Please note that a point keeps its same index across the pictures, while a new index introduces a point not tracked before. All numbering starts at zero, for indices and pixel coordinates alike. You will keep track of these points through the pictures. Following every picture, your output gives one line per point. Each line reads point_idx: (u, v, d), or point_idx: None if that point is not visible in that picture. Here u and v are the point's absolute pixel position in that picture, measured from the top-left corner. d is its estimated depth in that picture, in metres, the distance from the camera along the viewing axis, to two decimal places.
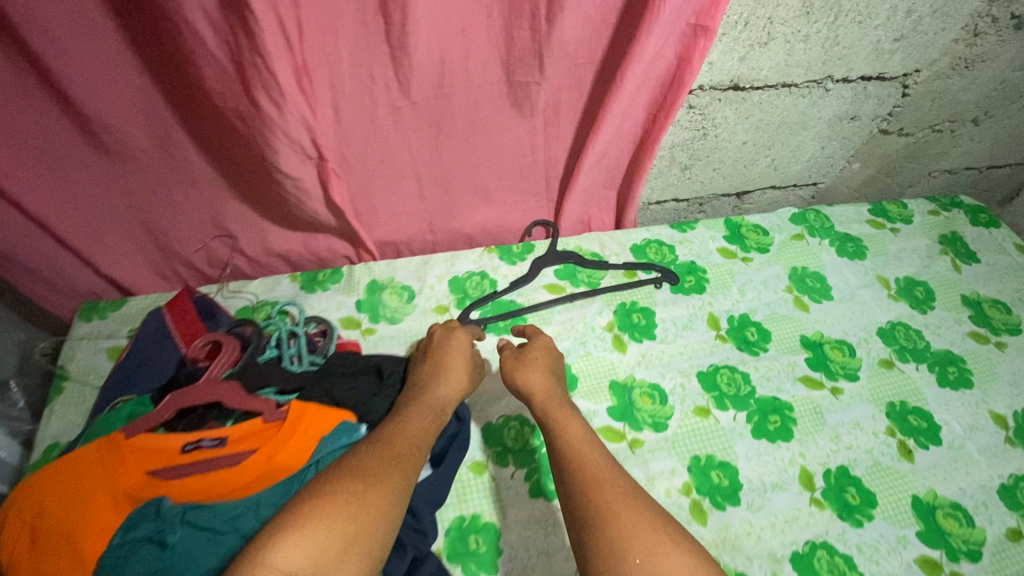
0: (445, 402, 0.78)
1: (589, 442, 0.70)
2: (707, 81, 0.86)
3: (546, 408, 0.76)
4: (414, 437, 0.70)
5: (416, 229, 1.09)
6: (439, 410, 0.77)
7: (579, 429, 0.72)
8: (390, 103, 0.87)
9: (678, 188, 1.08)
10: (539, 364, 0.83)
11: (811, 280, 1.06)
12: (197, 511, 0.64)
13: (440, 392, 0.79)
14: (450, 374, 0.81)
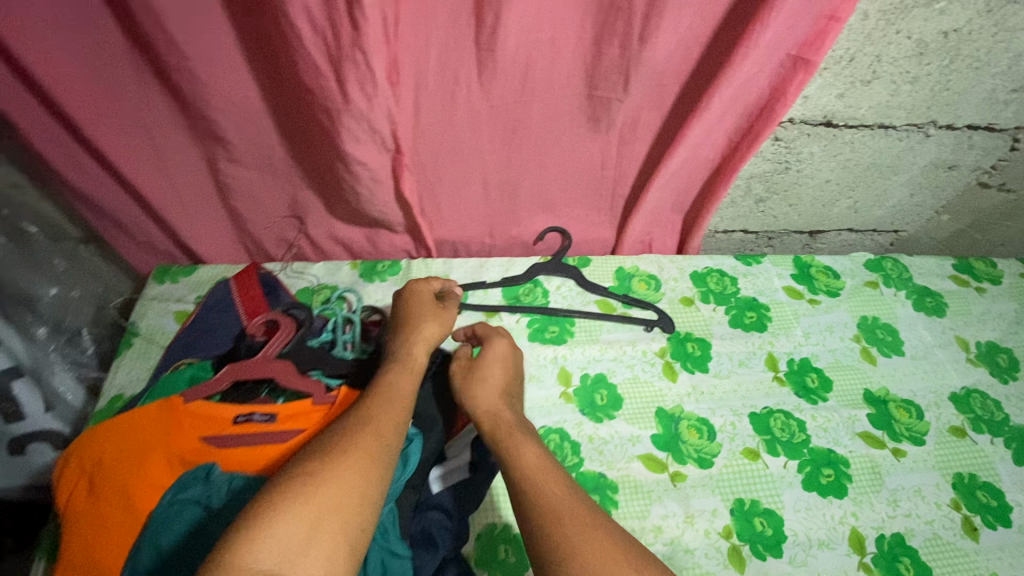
0: (414, 354, 0.76)
1: (545, 465, 0.66)
2: (799, 114, 0.83)
3: (495, 437, 0.71)
4: (388, 400, 0.67)
5: (475, 231, 1.10)
6: (411, 362, 0.75)
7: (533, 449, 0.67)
8: (469, 106, 0.88)
9: (749, 220, 1.04)
10: (494, 381, 0.78)
11: (882, 332, 1.00)
12: (243, 482, 0.67)
13: (407, 357, 0.76)
14: (416, 345, 0.78)
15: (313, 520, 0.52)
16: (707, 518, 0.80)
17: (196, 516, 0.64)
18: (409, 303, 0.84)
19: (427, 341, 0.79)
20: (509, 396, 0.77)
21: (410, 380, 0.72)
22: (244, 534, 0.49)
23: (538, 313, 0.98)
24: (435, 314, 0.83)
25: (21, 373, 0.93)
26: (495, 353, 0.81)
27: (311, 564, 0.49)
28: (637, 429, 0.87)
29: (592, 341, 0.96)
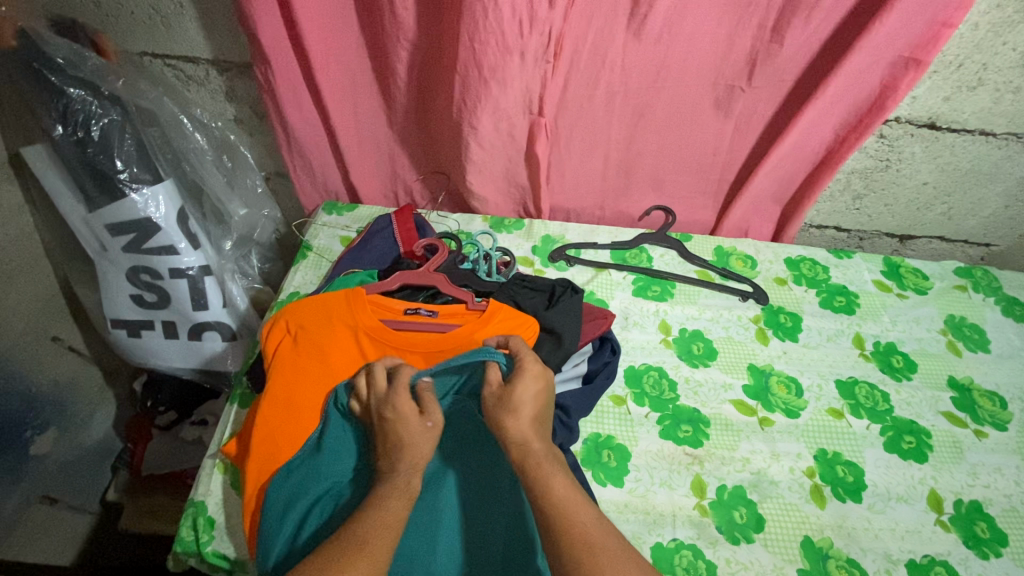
0: (409, 475, 0.69)
1: (570, 498, 0.63)
2: (905, 113, 0.95)
3: (525, 458, 0.67)
4: (383, 526, 0.61)
5: (589, 203, 1.25)
6: (408, 488, 0.67)
7: (562, 482, 0.64)
8: (608, 89, 1.04)
9: (843, 216, 1.16)
10: (524, 409, 0.71)
11: (968, 330, 1.06)
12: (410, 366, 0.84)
13: (400, 481, 0.68)
14: (405, 465, 0.69)
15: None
16: (792, 458, 0.88)
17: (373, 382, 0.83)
18: (392, 425, 0.72)
19: (417, 469, 0.70)
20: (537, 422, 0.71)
21: (404, 502, 0.66)
22: None
23: (642, 274, 1.11)
24: (423, 433, 0.72)
25: (212, 271, 1.13)
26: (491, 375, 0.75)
27: None
28: (730, 377, 0.97)
29: (691, 302, 1.08)
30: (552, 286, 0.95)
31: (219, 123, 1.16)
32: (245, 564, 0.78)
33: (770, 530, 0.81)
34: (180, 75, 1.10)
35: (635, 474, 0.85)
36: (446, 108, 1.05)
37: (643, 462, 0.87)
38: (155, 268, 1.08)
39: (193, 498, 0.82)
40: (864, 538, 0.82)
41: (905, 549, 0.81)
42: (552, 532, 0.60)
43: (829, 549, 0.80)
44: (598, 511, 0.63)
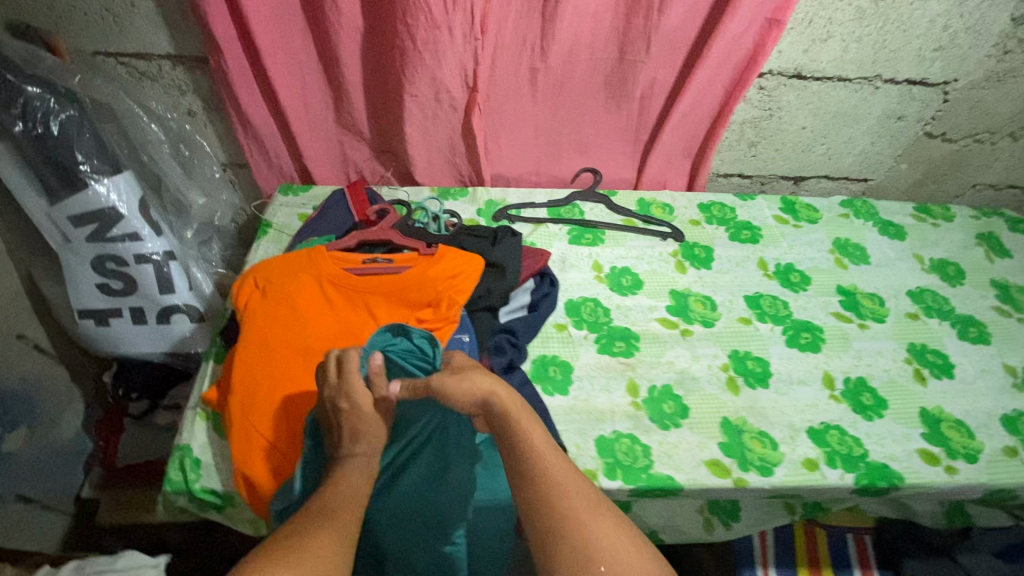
0: (369, 457, 0.76)
1: (543, 453, 0.68)
2: (776, 66, 1.13)
3: (502, 415, 0.72)
4: (348, 498, 0.68)
5: (525, 169, 1.38)
6: (368, 464, 0.75)
7: (541, 441, 0.70)
8: (530, 64, 1.18)
9: (744, 163, 1.34)
10: (499, 393, 0.74)
11: (852, 248, 1.25)
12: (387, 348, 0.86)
13: (356, 465, 0.74)
14: (360, 448, 0.76)
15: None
16: (710, 358, 1.04)
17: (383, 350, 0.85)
18: (354, 414, 0.77)
19: (372, 450, 0.76)
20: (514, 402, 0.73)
21: (366, 479, 0.73)
22: None
23: (576, 224, 1.26)
24: (382, 421, 0.79)
25: (176, 257, 1.20)
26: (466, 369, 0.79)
27: None
28: (655, 301, 1.12)
29: (619, 244, 1.23)
30: (492, 232, 1.07)
31: (174, 115, 1.23)
32: (235, 496, 0.86)
33: (694, 415, 0.95)
34: (133, 73, 1.18)
35: (579, 383, 0.99)
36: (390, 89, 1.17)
37: (585, 373, 1.00)
38: (121, 256, 1.13)
39: (179, 443, 0.89)
40: (772, 415, 0.97)
41: (805, 419, 0.97)
42: (532, 491, 0.66)
43: (743, 425, 0.95)
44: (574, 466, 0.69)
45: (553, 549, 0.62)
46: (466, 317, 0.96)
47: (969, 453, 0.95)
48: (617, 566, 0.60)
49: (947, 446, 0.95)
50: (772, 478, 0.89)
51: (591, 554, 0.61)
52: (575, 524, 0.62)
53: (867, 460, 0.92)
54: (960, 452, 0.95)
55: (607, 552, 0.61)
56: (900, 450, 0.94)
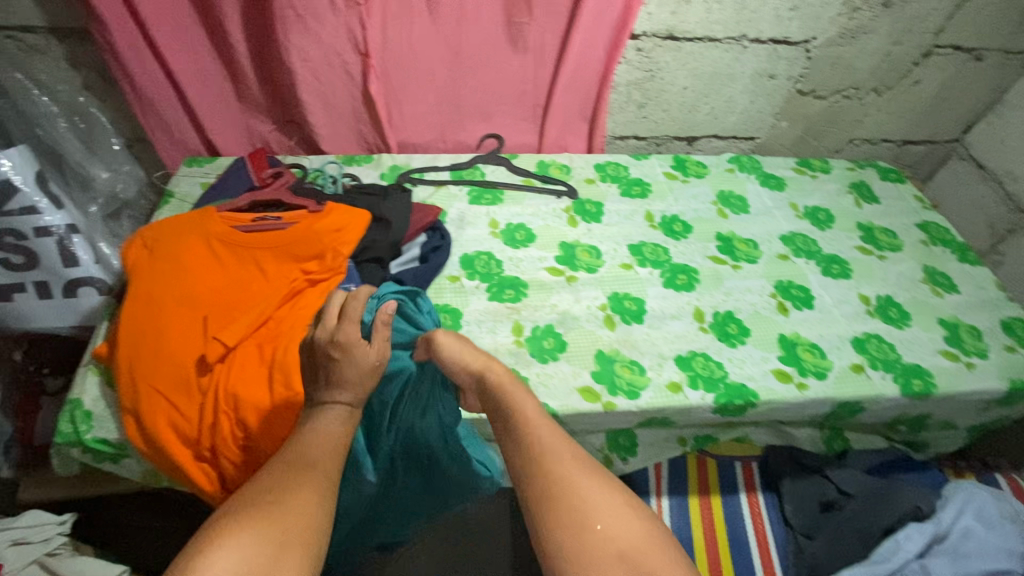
0: (352, 403, 0.77)
1: (536, 425, 0.70)
2: (648, 28, 1.22)
3: (499, 393, 0.75)
4: (327, 443, 0.71)
5: (431, 137, 1.43)
6: (351, 412, 0.77)
7: (532, 415, 0.72)
8: (422, 31, 1.23)
9: (636, 125, 1.42)
10: (503, 374, 0.77)
11: (734, 199, 1.34)
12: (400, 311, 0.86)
13: (336, 411, 0.75)
14: (343, 393, 0.77)
15: (275, 548, 0.55)
16: (591, 299, 1.11)
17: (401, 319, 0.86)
18: (339, 360, 0.77)
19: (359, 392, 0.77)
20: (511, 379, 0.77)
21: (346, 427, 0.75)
22: (214, 552, 0.53)
23: (476, 186, 1.32)
24: (367, 367, 0.77)
25: (81, 231, 1.21)
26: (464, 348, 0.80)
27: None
28: (545, 253, 1.19)
29: (517, 203, 1.30)
30: (383, 190, 1.12)
31: (65, 88, 1.24)
32: (126, 444, 0.90)
33: (572, 349, 1.03)
34: (22, 46, 1.18)
35: (467, 327, 1.05)
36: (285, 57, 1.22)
37: (473, 317, 1.06)
38: (19, 229, 1.14)
39: (70, 396, 0.92)
40: (644, 347, 1.05)
41: (674, 348, 1.05)
42: (525, 468, 0.67)
43: (615, 356, 1.03)
44: (569, 438, 0.70)
45: (549, 517, 0.62)
46: (353, 268, 1.02)
47: (819, 370, 1.05)
48: (613, 522, 0.61)
49: (800, 365, 1.05)
50: (638, 400, 0.97)
51: (585, 516, 0.62)
52: (573, 496, 0.63)
53: (726, 380, 1.01)
54: (811, 370, 1.05)
55: (602, 513, 0.62)
56: (757, 372, 1.03)
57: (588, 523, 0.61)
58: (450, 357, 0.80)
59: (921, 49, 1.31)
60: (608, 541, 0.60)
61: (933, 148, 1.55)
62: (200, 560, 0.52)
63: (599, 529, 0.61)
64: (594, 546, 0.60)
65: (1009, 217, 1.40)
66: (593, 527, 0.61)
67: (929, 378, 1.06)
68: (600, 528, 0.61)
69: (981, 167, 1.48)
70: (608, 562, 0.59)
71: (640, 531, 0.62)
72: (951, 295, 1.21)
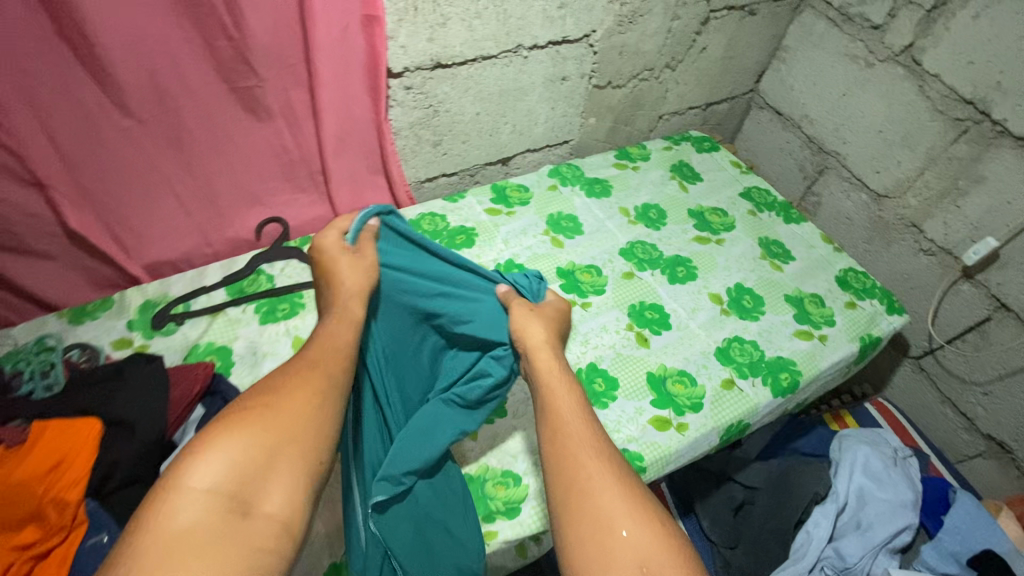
0: (345, 304, 0.76)
1: (575, 417, 0.71)
2: (410, 62, 1.01)
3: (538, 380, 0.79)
4: (335, 341, 0.71)
5: (192, 245, 1.09)
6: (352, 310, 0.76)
7: (570, 406, 0.73)
8: (116, 128, 0.90)
9: (440, 163, 1.23)
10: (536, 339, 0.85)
11: (565, 222, 1.22)
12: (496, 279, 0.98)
13: (336, 314, 0.75)
14: (350, 300, 0.77)
15: (266, 458, 0.55)
16: None
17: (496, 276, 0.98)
18: (322, 258, 0.81)
19: (354, 294, 0.78)
20: (549, 348, 0.84)
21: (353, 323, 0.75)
22: (204, 457, 0.53)
23: (265, 299, 1.03)
24: (354, 266, 0.80)
25: None
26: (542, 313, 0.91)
27: (266, 493, 0.53)
28: None
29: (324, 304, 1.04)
30: (118, 368, 0.82)
31: None
32: None
33: None
34: None
35: None
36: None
37: None
38: None
39: None
40: (513, 447, 0.91)
41: None
42: (554, 456, 0.67)
43: (484, 473, 0.88)
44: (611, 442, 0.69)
45: (573, 517, 0.60)
46: (99, 509, 0.71)
47: (694, 402, 0.98)
48: (639, 530, 0.58)
49: (675, 404, 0.97)
50: (519, 517, 0.83)
51: (609, 519, 0.59)
52: (599, 496, 0.61)
53: None
54: (686, 406, 0.97)
55: (626, 519, 0.58)
56: (635, 429, 0.93)
57: (614, 530, 0.58)
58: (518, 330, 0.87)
59: (699, 18, 1.25)
60: (627, 549, 0.56)
61: (735, 103, 1.54)
62: (193, 458, 0.53)
63: (625, 535, 0.57)
64: (615, 554, 0.56)
65: (814, 159, 1.43)
66: (616, 533, 0.58)
67: (794, 367, 1.04)
68: (624, 535, 0.57)
69: (779, 114, 1.50)
70: (623, 565, 0.55)
71: (665, 539, 0.57)
72: (789, 265, 1.21)
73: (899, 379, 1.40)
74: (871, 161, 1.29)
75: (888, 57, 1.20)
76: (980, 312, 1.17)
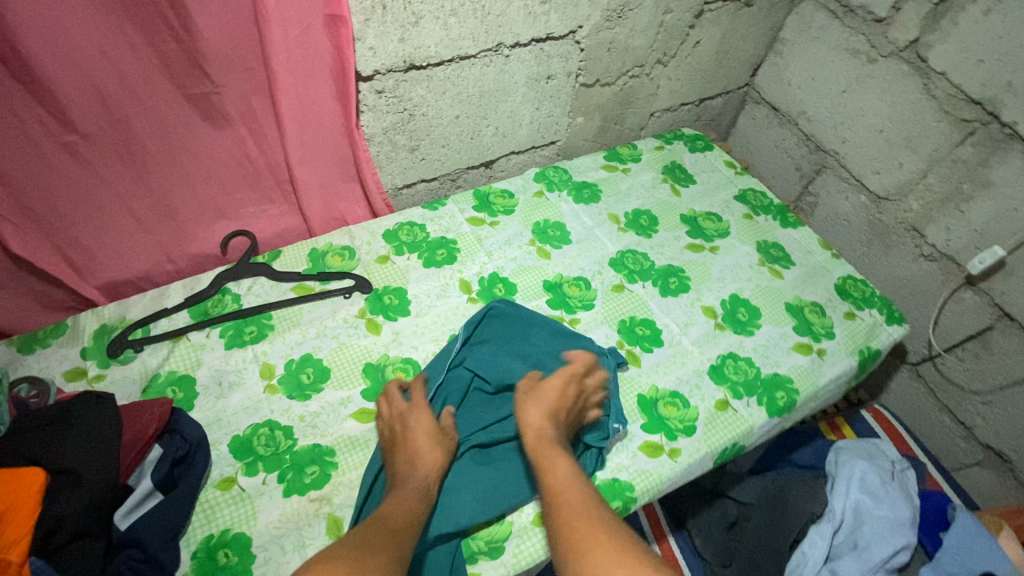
0: (426, 478, 0.74)
1: (571, 483, 0.66)
2: (381, 64, 0.93)
3: (535, 452, 0.71)
4: (401, 507, 0.67)
5: (152, 262, 1.02)
6: (422, 492, 0.72)
7: (562, 472, 0.68)
8: (58, 143, 0.82)
9: (418, 169, 1.16)
10: (534, 406, 0.76)
11: (552, 230, 1.16)
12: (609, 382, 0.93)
13: (415, 485, 0.72)
14: (418, 468, 0.74)
15: None
16: None
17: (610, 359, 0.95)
18: (405, 434, 0.78)
19: (431, 473, 0.75)
20: (558, 418, 0.76)
21: (421, 500, 0.70)
22: None
23: (231, 321, 0.97)
24: (434, 437, 0.78)
25: None
26: (561, 371, 0.80)
27: None
28: (345, 391, 0.92)
29: (294, 326, 0.98)
30: (63, 408, 0.76)
31: None
32: None
33: None
34: None
35: (262, 557, 0.75)
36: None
37: (267, 537, 0.77)
38: None
39: None
40: None
41: None
42: (553, 522, 0.61)
43: None
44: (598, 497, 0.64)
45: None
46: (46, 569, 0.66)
47: (687, 426, 0.92)
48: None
49: (667, 429, 0.92)
50: (502, 558, 0.78)
51: (602, 574, 0.53)
52: (586, 549, 0.56)
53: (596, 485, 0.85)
54: (679, 429, 0.92)
55: (619, 572, 0.52)
56: (624, 456, 0.88)
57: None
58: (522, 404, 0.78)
59: (693, 11, 1.18)
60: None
61: (729, 98, 1.47)
62: None
63: None
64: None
65: (812, 158, 1.37)
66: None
67: (790, 385, 0.99)
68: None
69: (775, 110, 1.43)
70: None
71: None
72: (786, 273, 1.16)
73: (896, 386, 1.36)
74: (872, 162, 1.23)
75: (891, 53, 1.13)
76: (982, 321, 1.13)
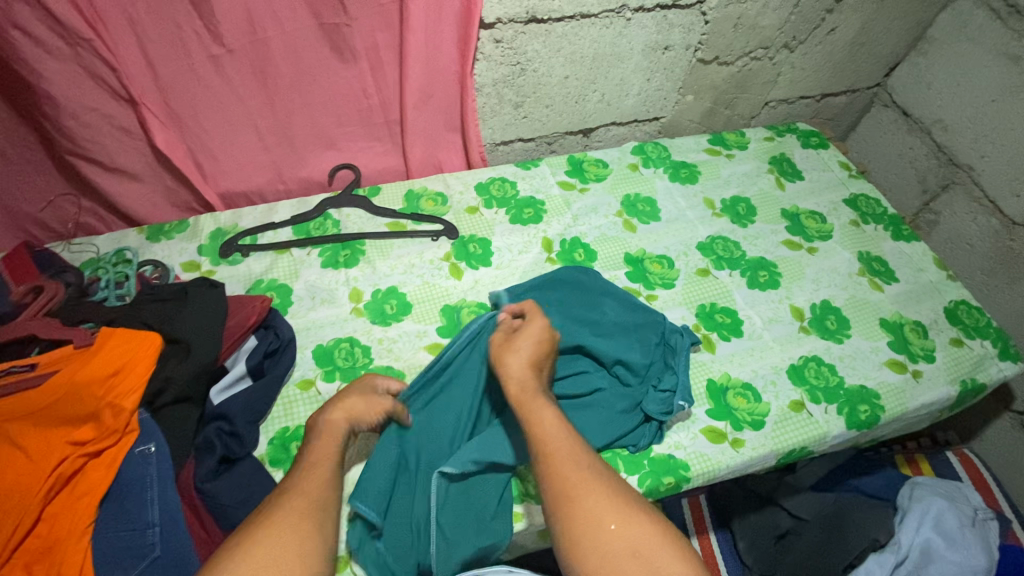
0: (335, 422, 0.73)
1: (559, 429, 0.68)
2: (504, 13, 0.95)
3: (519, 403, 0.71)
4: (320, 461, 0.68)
5: (265, 180, 1.11)
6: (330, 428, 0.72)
7: (552, 420, 0.69)
8: (206, 53, 0.90)
9: (518, 127, 1.17)
10: (524, 354, 0.76)
11: (642, 205, 1.14)
12: (675, 360, 0.92)
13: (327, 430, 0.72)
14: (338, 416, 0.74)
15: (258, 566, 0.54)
16: None
17: (683, 338, 0.94)
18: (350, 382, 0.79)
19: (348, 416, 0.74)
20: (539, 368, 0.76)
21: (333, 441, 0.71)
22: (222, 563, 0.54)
23: (327, 244, 1.03)
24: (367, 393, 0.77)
25: None
26: (535, 329, 0.79)
27: None
28: (423, 326, 0.96)
29: (383, 257, 1.03)
30: (183, 288, 0.85)
31: None
32: None
33: None
34: None
35: None
36: (23, 107, 0.89)
37: None
38: None
39: None
40: None
41: None
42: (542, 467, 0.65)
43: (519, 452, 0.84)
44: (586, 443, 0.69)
45: (565, 515, 0.61)
46: (149, 420, 0.75)
47: (755, 419, 0.89)
48: (627, 525, 0.59)
49: (733, 418, 0.89)
50: None
51: (601, 518, 0.60)
52: (581, 499, 0.62)
53: (650, 456, 0.84)
54: (746, 421, 0.89)
55: (614, 514, 0.60)
56: (684, 435, 0.87)
57: (601, 527, 0.60)
58: (502, 356, 0.77)
59: None
60: (618, 542, 0.58)
61: (855, 97, 1.37)
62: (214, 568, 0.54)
63: (613, 528, 0.59)
64: (606, 548, 0.58)
65: (940, 171, 1.25)
66: (606, 528, 0.59)
67: (877, 401, 0.93)
68: (614, 530, 0.59)
69: (905, 115, 1.32)
70: (619, 557, 0.57)
71: (648, 528, 0.60)
72: (889, 287, 1.08)
73: (992, 433, 1.24)
74: (1012, 182, 1.11)
75: None
76: None
